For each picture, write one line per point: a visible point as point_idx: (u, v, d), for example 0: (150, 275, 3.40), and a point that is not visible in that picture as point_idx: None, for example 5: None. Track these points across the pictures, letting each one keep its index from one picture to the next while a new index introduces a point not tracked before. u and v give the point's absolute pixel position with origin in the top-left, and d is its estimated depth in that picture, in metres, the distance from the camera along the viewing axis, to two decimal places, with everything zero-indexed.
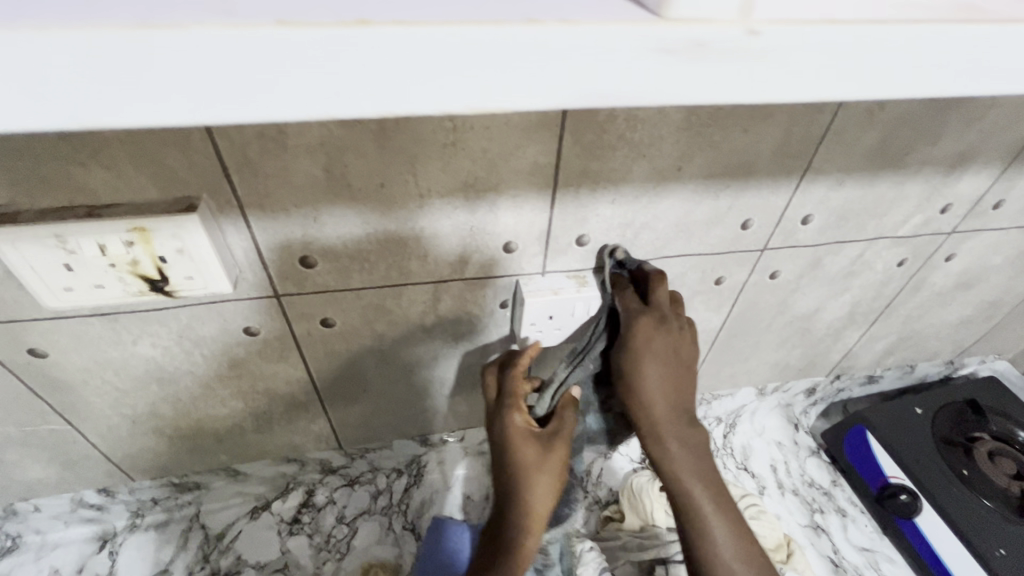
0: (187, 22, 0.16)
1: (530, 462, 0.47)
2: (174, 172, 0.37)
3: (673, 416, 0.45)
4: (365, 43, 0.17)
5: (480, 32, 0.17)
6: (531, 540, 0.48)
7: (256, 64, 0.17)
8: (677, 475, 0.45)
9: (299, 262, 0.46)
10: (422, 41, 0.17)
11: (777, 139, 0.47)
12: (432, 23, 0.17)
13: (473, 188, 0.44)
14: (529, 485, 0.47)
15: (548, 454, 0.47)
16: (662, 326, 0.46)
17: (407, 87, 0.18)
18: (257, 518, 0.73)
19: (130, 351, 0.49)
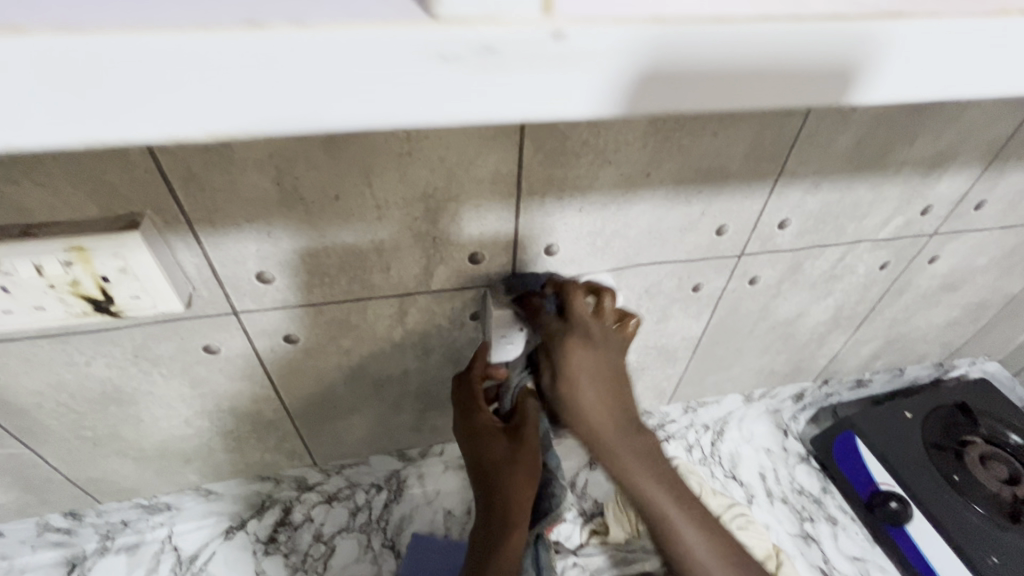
0: (40, 30, 0.15)
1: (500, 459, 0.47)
2: (114, 187, 0.35)
3: (615, 431, 0.43)
4: (241, 48, 0.16)
5: (354, 36, 0.17)
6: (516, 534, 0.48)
7: (116, 71, 0.16)
8: (634, 486, 0.43)
9: (256, 278, 0.44)
10: (286, 51, 0.17)
11: (747, 142, 0.46)
12: (309, 28, 0.17)
13: (434, 198, 0.42)
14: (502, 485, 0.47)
15: (518, 451, 0.47)
16: (587, 340, 0.44)
17: (284, 98, 0.18)
18: (232, 538, 0.71)
19: (84, 372, 0.48)
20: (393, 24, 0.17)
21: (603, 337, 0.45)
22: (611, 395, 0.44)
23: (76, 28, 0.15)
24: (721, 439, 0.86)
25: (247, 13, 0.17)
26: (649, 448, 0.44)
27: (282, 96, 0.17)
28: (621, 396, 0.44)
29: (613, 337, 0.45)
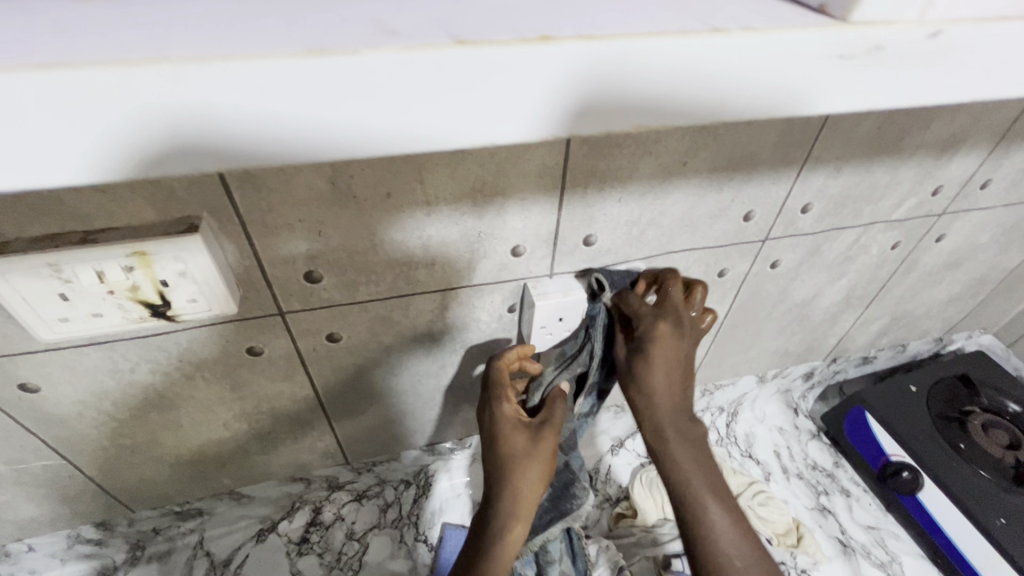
0: (196, 58, 0.16)
1: (518, 450, 0.47)
2: (172, 191, 0.35)
3: (671, 408, 0.46)
4: (375, 74, 0.17)
5: (483, 56, 0.18)
6: (519, 529, 0.46)
7: (259, 93, 0.17)
8: (678, 464, 0.45)
9: (304, 277, 0.44)
10: (417, 70, 0.18)
11: (780, 129, 0.47)
12: (444, 46, 0.18)
13: (482, 193, 0.43)
14: (517, 474, 0.46)
15: (537, 444, 0.47)
16: (678, 326, 0.47)
17: (409, 114, 0.19)
18: (264, 541, 0.71)
19: (127, 379, 0.47)
20: (510, 43, 0.18)
21: (677, 322, 0.47)
22: (678, 378, 0.46)
23: (224, 54, 0.16)
24: (737, 420, 0.88)
25: (383, 36, 0.18)
26: (698, 437, 0.46)
27: (402, 110, 0.18)
28: (678, 379, 0.46)
29: (685, 321, 0.47)
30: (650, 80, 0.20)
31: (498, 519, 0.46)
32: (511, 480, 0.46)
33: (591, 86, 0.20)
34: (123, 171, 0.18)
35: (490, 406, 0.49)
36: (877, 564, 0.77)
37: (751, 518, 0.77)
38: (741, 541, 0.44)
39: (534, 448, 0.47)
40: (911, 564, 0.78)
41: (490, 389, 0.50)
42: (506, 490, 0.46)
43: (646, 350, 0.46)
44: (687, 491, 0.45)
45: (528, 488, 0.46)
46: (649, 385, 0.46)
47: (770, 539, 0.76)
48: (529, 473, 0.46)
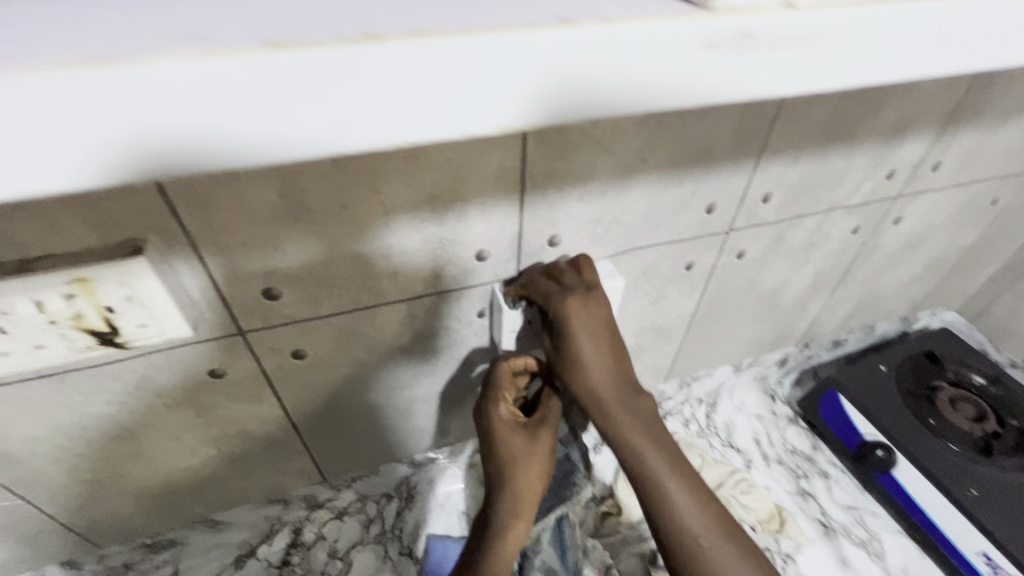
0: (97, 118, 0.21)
1: (518, 446, 0.48)
2: (111, 213, 0.34)
3: (616, 390, 0.45)
4: (248, 71, 0.17)
5: (293, 59, 0.18)
6: (519, 527, 0.47)
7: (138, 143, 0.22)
8: (626, 444, 0.44)
9: (263, 295, 0.43)
10: (359, 62, 0.18)
11: (734, 122, 0.48)
12: (353, 42, 0.18)
13: (440, 199, 0.42)
14: (516, 472, 0.47)
15: (537, 442, 0.49)
16: (588, 295, 0.46)
17: (348, 106, 0.19)
18: (242, 568, 0.67)
19: (82, 411, 0.45)
20: (445, 36, 0.19)
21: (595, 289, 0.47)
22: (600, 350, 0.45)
23: (122, 56, 0.17)
24: (715, 411, 0.89)
25: (278, 37, 0.18)
26: (647, 410, 0.45)
27: (305, 123, 0.19)
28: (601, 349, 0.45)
29: (596, 289, 0.47)
30: (581, 72, 0.21)
31: (502, 520, 0.46)
32: (516, 478, 0.47)
33: (541, 89, 0.21)
34: (119, 175, 0.18)
35: (486, 407, 0.49)
36: (859, 542, 0.78)
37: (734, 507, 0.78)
38: (696, 502, 0.43)
39: (532, 443, 0.48)
40: (890, 541, 0.78)
41: (487, 390, 0.51)
42: (510, 489, 0.47)
43: (565, 330, 0.45)
44: (642, 466, 0.43)
45: (526, 487, 0.47)
46: (580, 364, 0.45)
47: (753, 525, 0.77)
48: (528, 470, 0.47)
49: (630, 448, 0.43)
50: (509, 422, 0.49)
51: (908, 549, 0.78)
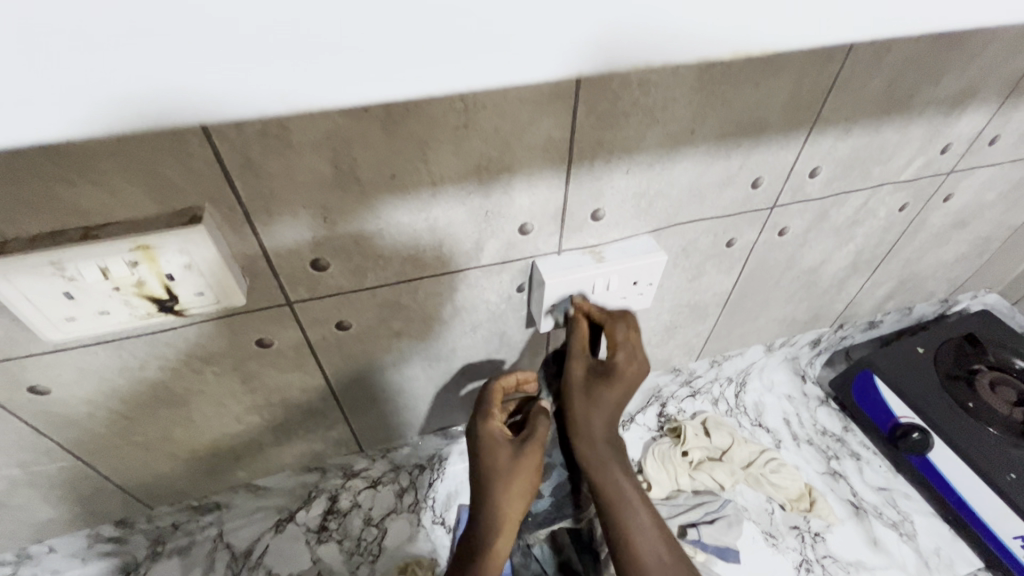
0: None
1: (503, 457, 0.47)
2: (172, 181, 0.34)
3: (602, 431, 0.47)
4: None
5: None
6: (501, 545, 0.46)
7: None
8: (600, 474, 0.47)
9: (310, 265, 0.43)
10: None
11: (789, 92, 0.46)
12: None
13: (488, 170, 0.42)
14: (500, 489, 0.46)
15: (524, 457, 0.48)
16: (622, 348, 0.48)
17: None
18: (283, 530, 0.72)
19: (137, 377, 0.47)
20: None
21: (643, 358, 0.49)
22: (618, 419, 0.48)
23: None
24: (745, 390, 0.89)
25: None
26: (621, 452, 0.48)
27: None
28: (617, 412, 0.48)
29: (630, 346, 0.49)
30: None
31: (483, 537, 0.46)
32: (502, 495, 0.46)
33: None
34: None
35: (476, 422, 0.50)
36: (890, 523, 0.78)
37: (765, 486, 0.78)
38: (659, 537, 0.47)
39: (518, 456, 0.48)
40: (921, 522, 0.78)
41: (481, 406, 0.52)
42: (491, 508, 0.46)
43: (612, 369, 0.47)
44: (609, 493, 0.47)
45: (509, 502, 0.47)
46: (590, 433, 0.47)
47: (782, 504, 0.78)
48: (513, 488, 0.47)
49: (607, 485, 0.47)
50: (498, 436, 0.49)
51: (940, 531, 0.78)
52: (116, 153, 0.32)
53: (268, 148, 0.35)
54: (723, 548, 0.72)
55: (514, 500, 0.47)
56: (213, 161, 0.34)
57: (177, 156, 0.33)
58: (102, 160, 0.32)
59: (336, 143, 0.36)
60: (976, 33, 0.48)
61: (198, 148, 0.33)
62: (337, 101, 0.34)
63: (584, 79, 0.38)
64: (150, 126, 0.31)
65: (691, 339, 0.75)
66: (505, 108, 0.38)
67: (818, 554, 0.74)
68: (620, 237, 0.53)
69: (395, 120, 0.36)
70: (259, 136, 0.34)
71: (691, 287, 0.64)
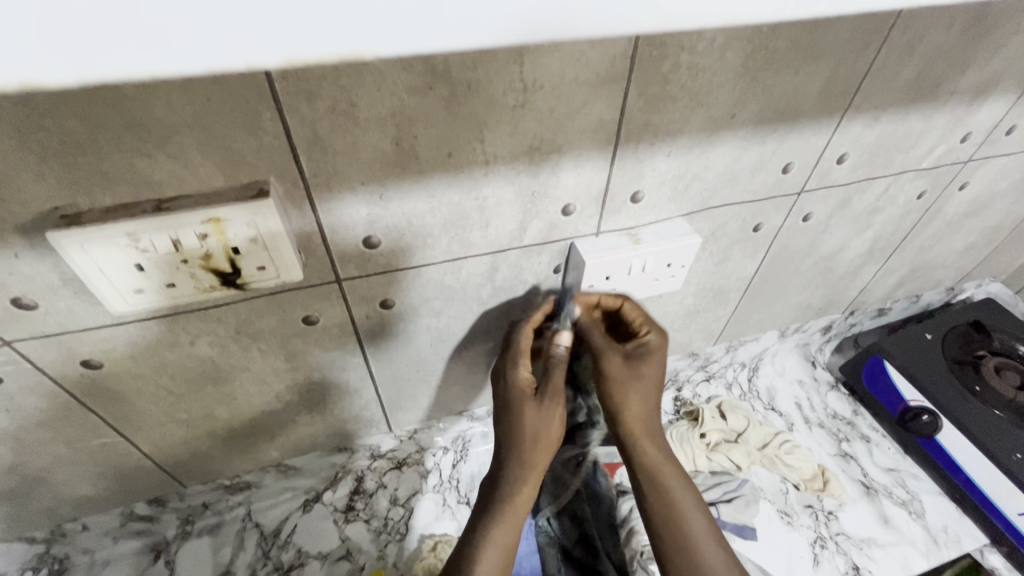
0: None
1: (532, 427, 0.49)
2: (242, 155, 0.35)
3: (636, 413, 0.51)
4: None
5: None
6: (525, 491, 0.49)
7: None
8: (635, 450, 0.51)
9: (362, 243, 0.44)
10: None
11: (826, 78, 0.48)
12: None
13: (539, 150, 0.43)
14: (524, 435, 0.49)
15: (549, 406, 0.50)
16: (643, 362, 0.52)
17: None
18: (311, 510, 0.74)
19: (186, 353, 0.47)
20: None
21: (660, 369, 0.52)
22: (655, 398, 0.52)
23: None
24: (757, 375, 0.92)
25: None
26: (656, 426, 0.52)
27: None
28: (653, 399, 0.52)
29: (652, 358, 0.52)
30: None
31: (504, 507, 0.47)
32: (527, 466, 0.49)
33: None
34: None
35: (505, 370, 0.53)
36: (899, 502, 0.80)
37: (779, 466, 0.80)
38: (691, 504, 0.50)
39: (545, 427, 0.50)
40: (929, 501, 0.81)
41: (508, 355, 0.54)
42: (516, 453, 0.49)
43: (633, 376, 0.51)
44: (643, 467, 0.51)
45: (534, 450, 0.49)
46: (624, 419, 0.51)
47: (796, 484, 0.80)
48: (538, 436, 0.49)
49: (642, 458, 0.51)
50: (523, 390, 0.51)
51: (948, 510, 0.80)
52: (193, 125, 0.33)
53: (336, 123, 0.36)
54: (741, 524, 0.74)
55: (539, 446, 0.49)
56: (283, 135, 0.35)
57: (250, 129, 0.34)
58: (179, 132, 0.33)
59: (401, 119, 0.37)
60: (1002, 24, 0.50)
61: (270, 121, 0.34)
62: (405, 79, 0.35)
63: (636, 61, 0.40)
64: (228, 99, 0.32)
65: (711, 324, 0.77)
66: (561, 89, 0.39)
67: (831, 531, 0.76)
68: (655, 219, 0.54)
69: (458, 100, 0.37)
70: (329, 111, 0.35)
71: (716, 272, 0.66)
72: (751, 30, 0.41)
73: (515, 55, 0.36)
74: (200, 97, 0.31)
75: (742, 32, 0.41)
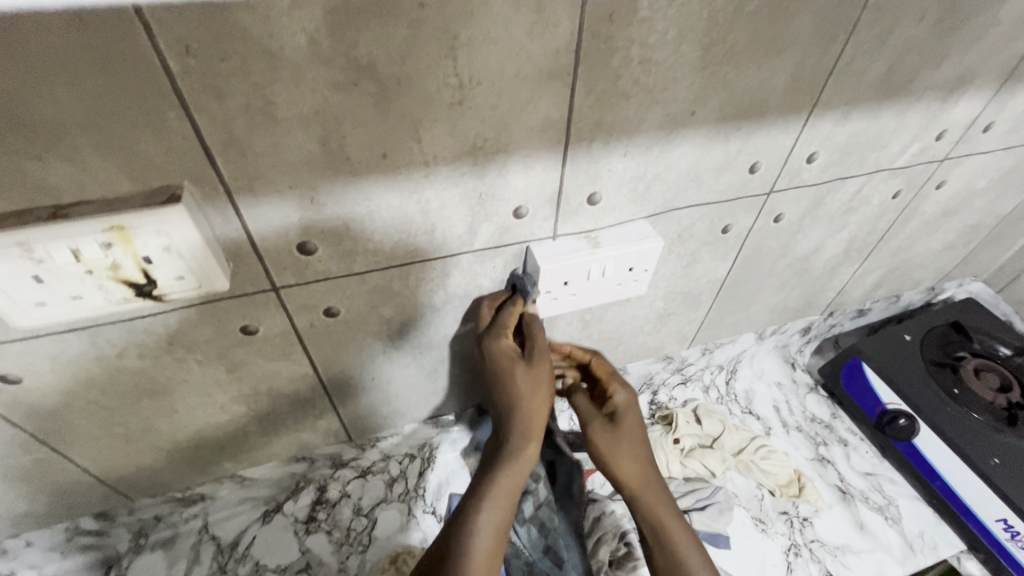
0: None
1: (524, 394, 0.47)
2: (149, 157, 0.32)
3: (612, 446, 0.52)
4: None
5: None
6: (531, 446, 0.47)
7: None
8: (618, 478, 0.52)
9: (297, 249, 0.42)
10: None
11: (791, 73, 0.45)
12: None
13: (482, 150, 0.40)
14: (520, 399, 0.47)
15: (538, 364, 0.48)
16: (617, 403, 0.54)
17: None
18: (271, 521, 0.71)
19: (115, 366, 0.45)
20: None
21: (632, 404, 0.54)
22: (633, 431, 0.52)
23: None
24: (735, 378, 0.90)
25: None
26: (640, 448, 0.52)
27: None
28: (631, 418, 0.53)
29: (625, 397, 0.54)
30: None
31: (494, 484, 0.45)
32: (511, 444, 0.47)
33: None
34: None
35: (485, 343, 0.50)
36: (875, 507, 0.79)
37: (754, 472, 0.79)
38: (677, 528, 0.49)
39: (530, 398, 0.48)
40: (906, 507, 0.80)
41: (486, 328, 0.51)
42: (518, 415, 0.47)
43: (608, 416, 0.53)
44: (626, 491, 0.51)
45: (533, 399, 0.48)
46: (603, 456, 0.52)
47: (770, 490, 0.78)
48: (535, 392, 0.48)
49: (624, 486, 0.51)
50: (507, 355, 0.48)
51: (925, 515, 0.79)
52: (89, 125, 0.30)
53: (252, 122, 0.33)
54: (714, 533, 0.73)
55: (536, 399, 0.48)
56: (194, 135, 0.32)
57: (154, 129, 0.31)
58: (74, 133, 0.30)
59: (325, 118, 0.34)
60: (975, 17, 0.47)
61: (177, 120, 0.31)
62: (325, 74, 0.32)
63: (583, 53, 0.37)
64: (124, 97, 0.29)
65: (683, 327, 0.74)
66: (502, 85, 0.37)
67: (806, 538, 0.75)
68: (615, 221, 0.52)
69: (388, 97, 0.35)
70: (243, 109, 0.32)
71: (685, 275, 0.64)
72: (706, 22, 0.38)
73: (446, 48, 0.33)
74: (91, 94, 0.29)
75: (697, 24, 0.38)
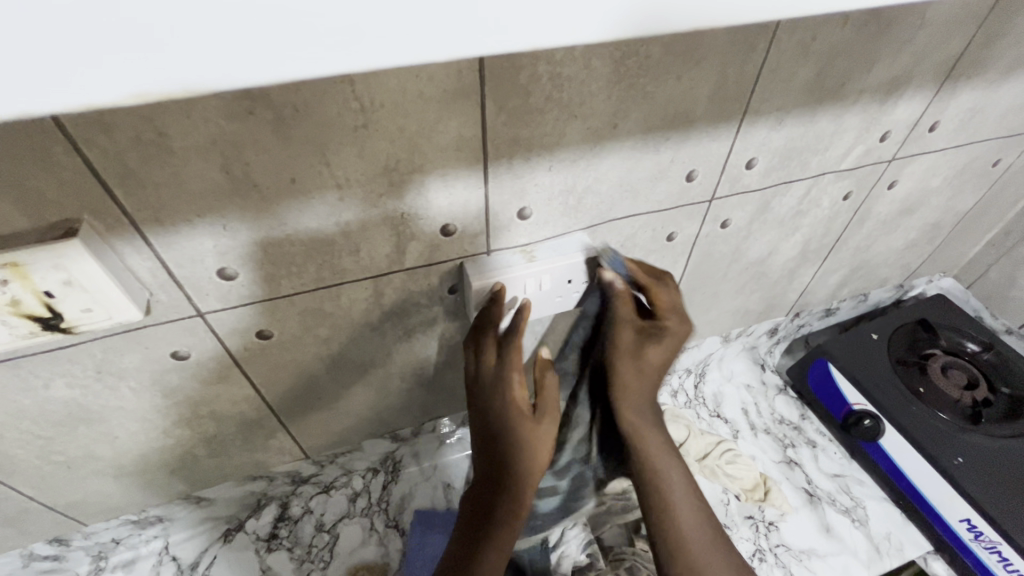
0: None
1: (526, 439, 0.44)
2: (41, 192, 0.32)
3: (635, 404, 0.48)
4: None
5: None
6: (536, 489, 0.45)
7: None
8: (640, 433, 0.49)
9: (217, 276, 0.42)
10: None
11: (714, 82, 0.45)
12: None
13: (397, 171, 0.40)
14: (520, 450, 0.44)
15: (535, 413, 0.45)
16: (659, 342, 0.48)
17: None
18: (232, 540, 0.71)
19: (44, 396, 0.45)
20: None
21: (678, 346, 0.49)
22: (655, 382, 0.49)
23: None
24: (703, 381, 0.89)
25: None
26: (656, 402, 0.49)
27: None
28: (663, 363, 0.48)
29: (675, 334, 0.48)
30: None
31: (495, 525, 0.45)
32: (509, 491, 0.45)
33: None
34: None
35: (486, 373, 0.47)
36: (843, 509, 0.79)
37: (719, 477, 0.78)
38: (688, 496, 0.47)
39: (536, 441, 0.45)
40: (873, 508, 0.79)
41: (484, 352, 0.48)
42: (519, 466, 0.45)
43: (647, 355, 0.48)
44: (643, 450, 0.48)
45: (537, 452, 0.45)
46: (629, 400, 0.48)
47: (736, 494, 0.78)
48: (539, 440, 0.45)
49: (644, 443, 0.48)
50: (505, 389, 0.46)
51: (892, 516, 0.79)
52: None
53: (146, 154, 0.33)
54: None
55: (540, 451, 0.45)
56: (85, 169, 0.32)
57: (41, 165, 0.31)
58: None
59: (224, 147, 0.34)
60: (901, 21, 0.47)
61: (65, 155, 0.31)
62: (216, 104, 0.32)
63: (487, 71, 0.37)
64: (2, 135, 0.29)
65: None
66: (406, 107, 0.36)
67: (772, 542, 0.74)
68: (551, 235, 0.51)
69: (289, 125, 0.35)
70: (134, 142, 0.32)
71: None
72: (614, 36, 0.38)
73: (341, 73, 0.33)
74: None
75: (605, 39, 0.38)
